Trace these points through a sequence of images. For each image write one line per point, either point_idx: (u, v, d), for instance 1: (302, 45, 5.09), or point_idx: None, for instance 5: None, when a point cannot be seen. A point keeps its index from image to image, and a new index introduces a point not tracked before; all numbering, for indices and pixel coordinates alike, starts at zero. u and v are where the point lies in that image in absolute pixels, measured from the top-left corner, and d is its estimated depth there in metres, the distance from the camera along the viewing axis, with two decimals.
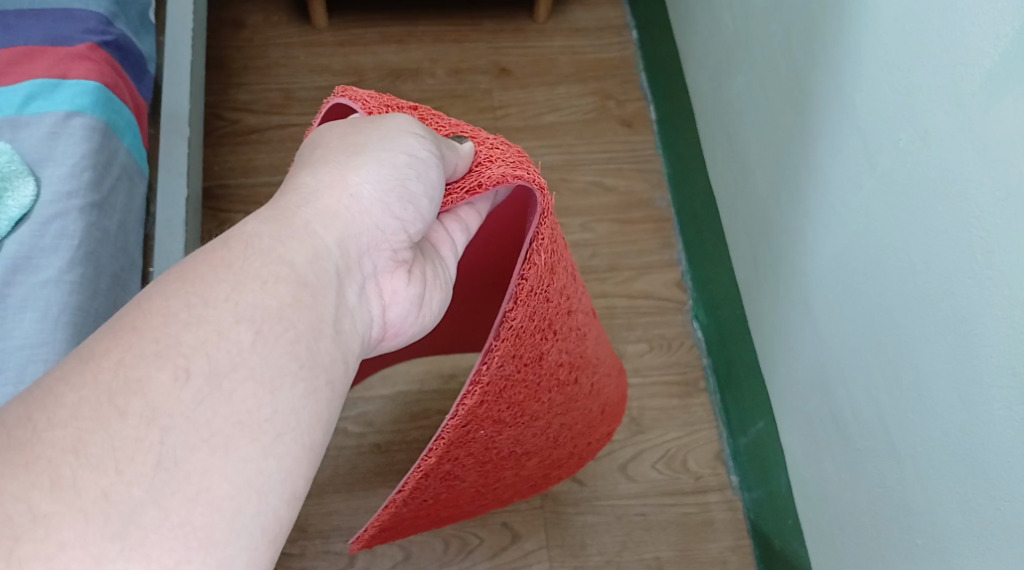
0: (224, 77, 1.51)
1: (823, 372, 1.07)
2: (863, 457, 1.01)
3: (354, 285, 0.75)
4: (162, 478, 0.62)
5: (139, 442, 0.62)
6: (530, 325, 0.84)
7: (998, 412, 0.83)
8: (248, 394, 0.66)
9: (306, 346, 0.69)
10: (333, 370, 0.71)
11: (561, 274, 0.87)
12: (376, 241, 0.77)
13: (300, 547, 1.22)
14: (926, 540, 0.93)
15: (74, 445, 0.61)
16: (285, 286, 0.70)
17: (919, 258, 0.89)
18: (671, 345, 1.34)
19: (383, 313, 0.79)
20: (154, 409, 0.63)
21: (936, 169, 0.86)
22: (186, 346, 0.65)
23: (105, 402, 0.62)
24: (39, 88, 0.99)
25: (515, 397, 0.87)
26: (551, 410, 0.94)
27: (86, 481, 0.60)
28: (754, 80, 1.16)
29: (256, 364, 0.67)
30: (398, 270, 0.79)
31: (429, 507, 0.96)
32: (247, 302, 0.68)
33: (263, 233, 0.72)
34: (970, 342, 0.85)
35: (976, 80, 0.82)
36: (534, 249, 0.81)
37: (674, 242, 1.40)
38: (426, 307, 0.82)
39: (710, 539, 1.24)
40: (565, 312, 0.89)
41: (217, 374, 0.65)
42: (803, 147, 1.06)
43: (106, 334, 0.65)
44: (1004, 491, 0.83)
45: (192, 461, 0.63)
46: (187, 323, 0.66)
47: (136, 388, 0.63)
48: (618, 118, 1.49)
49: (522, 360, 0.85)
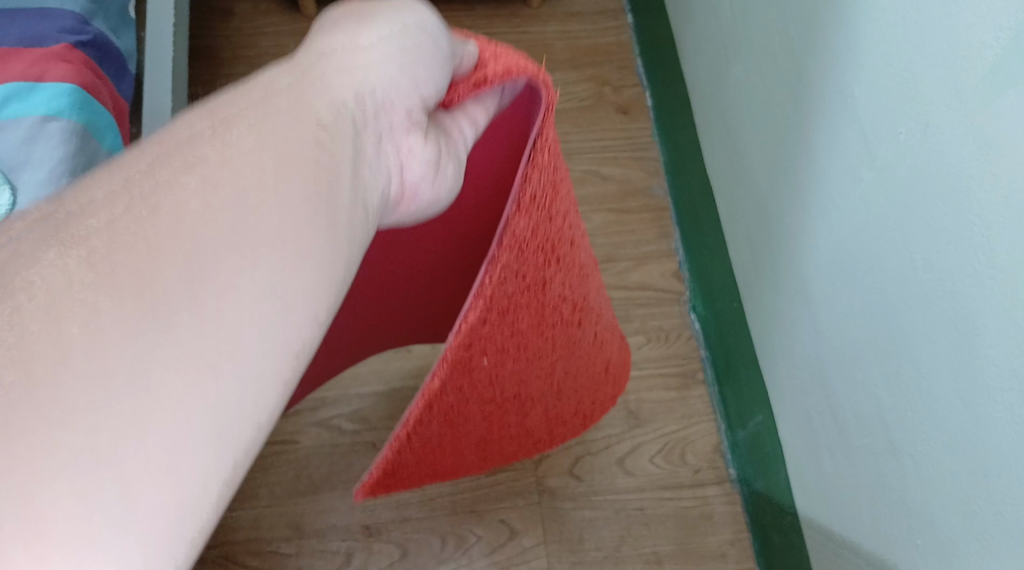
0: (213, 68, 1.48)
1: (824, 368, 1.05)
2: (864, 456, 1.00)
3: (369, 140, 0.70)
4: (196, 275, 0.58)
5: (173, 239, 0.58)
6: (533, 239, 0.80)
7: (1000, 414, 0.81)
8: (274, 214, 0.62)
9: (326, 186, 0.65)
10: (353, 218, 0.66)
11: (564, 195, 0.84)
12: (392, 92, 0.71)
13: (296, 547, 1.21)
14: (926, 541, 0.91)
15: (105, 237, 0.57)
16: (306, 127, 0.65)
17: (919, 255, 0.87)
18: (669, 336, 1.32)
19: (401, 173, 0.72)
20: (185, 210, 0.59)
21: (938, 166, 0.84)
22: (213, 159, 0.61)
23: (136, 197, 0.58)
24: (14, 90, 0.96)
25: (519, 322, 0.84)
26: (555, 348, 0.91)
27: (119, 273, 0.56)
28: (752, 70, 1.14)
29: (279, 192, 0.62)
30: (414, 130, 0.72)
31: (433, 453, 0.92)
32: (270, 132, 0.64)
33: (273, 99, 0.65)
34: (971, 342, 0.83)
35: (978, 74, 0.79)
36: (537, 148, 0.78)
37: (671, 232, 1.38)
38: (444, 177, 0.75)
39: (710, 533, 1.22)
40: (569, 241, 0.86)
41: (245, 189, 0.61)
42: (802, 140, 1.04)
43: (122, 190, 0.58)
44: (1005, 494, 0.82)
45: (224, 263, 0.59)
46: (211, 140, 0.62)
47: (166, 189, 0.59)
48: (613, 104, 1.47)
49: (525, 280, 0.82)
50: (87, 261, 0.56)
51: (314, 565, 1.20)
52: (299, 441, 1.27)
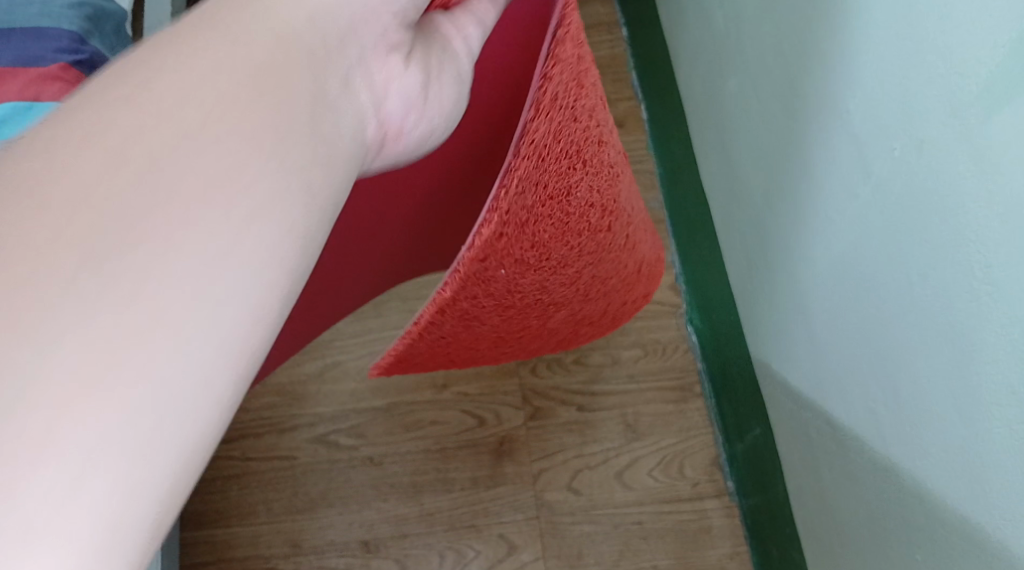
0: None
1: (821, 382, 1.05)
2: (862, 469, 1.00)
3: (339, 71, 0.70)
4: (136, 211, 0.60)
5: (111, 175, 0.60)
6: (554, 145, 0.77)
7: (997, 431, 0.81)
8: (222, 144, 0.63)
9: (286, 111, 0.66)
10: (333, 144, 0.69)
11: (590, 92, 0.80)
12: (360, 18, 0.72)
13: (295, 564, 1.22)
14: (926, 555, 0.91)
15: (52, 180, 0.59)
16: (259, 48, 0.66)
17: (917, 270, 0.87)
18: (665, 349, 1.33)
19: (381, 107, 0.75)
20: (126, 145, 0.61)
21: (934, 182, 0.84)
22: (157, 91, 0.63)
23: (83, 137, 0.61)
24: (11, 112, 0.96)
25: (540, 229, 0.82)
26: (582, 259, 0.88)
27: (61, 212, 0.59)
28: (747, 83, 1.14)
29: (232, 111, 0.64)
30: (392, 58, 0.75)
31: (449, 344, 0.93)
32: (216, 57, 0.65)
33: (210, 40, 0.65)
34: (969, 358, 0.83)
35: (975, 90, 0.79)
36: (557, 45, 0.74)
37: (667, 244, 1.38)
38: (432, 101, 0.79)
39: (709, 547, 1.22)
40: (597, 141, 0.81)
41: (185, 118, 0.62)
42: (798, 152, 1.04)
43: (71, 133, 0.61)
44: (1004, 511, 0.81)
45: (160, 193, 0.61)
46: (159, 72, 0.63)
47: (111, 128, 0.61)
48: (609, 117, 1.47)
49: (545, 190, 0.79)
50: (34, 201, 0.59)
51: None
52: (297, 457, 1.27)
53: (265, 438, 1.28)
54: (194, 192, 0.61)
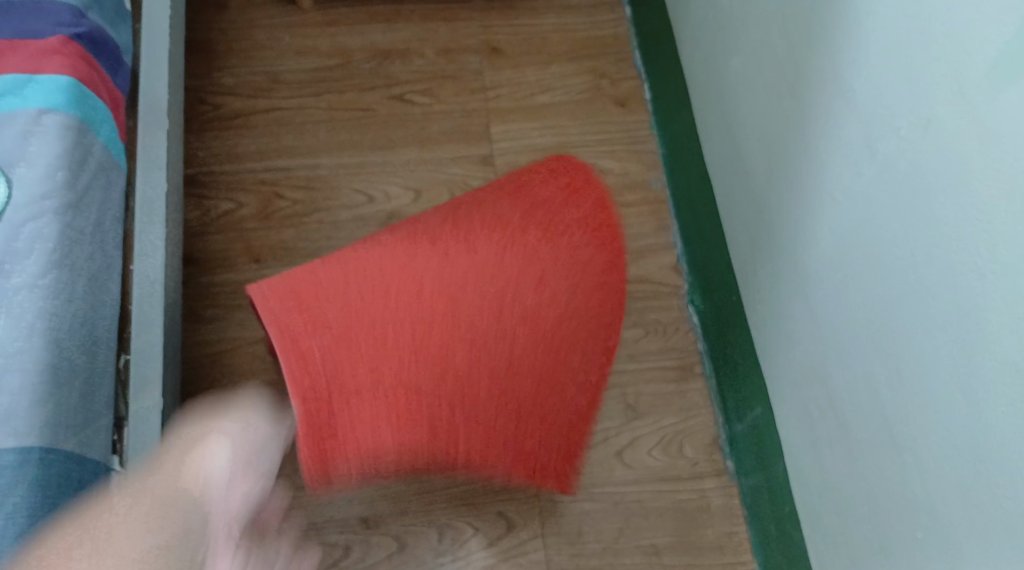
0: (208, 60, 1.46)
1: (823, 361, 1.05)
2: (863, 448, 1.00)
3: (210, 507, 0.88)
4: (135, 530, 0.82)
5: (129, 511, 0.83)
6: (413, 399, 1.07)
7: (1001, 409, 0.81)
8: (152, 527, 0.83)
9: (171, 531, 0.83)
10: (184, 554, 0.83)
11: (376, 317, 1.08)
12: (230, 485, 0.92)
13: (294, 539, 1.22)
14: (926, 533, 0.92)
15: (101, 530, 0.82)
16: (166, 528, 0.83)
17: (921, 249, 0.87)
18: (666, 329, 1.32)
19: (206, 490, 0.88)
20: (145, 512, 0.84)
21: (938, 160, 0.85)
22: (109, 533, 0.82)
23: (114, 525, 0.82)
24: (10, 85, 0.97)
25: (487, 434, 1.09)
26: (514, 324, 1.11)
27: (118, 534, 0.81)
28: (750, 62, 1.14)
29: (145, 529, 0.82)
30: (228, 480, 0.92)
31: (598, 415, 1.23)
32: (175, 496, 0.86)
33: (166, 465, 0.90)
34: (973, 336, 0.83)
35: (980, 68, 0.80)
36: (335, 381, 1.06)
37: (669, 225, 1.38)
38: (237, 488, 0.93)
39: (708, 525, 1.23)
40: (433, 319, 1.09)
41: (138, 533, 0.82)
42: (802, 132, 1.04)
43: (78, 533, 0.82)
44: (1006, 488, 0.82)
45: (117, 534, 0.81)
46: (122, 517, 0.83)
47: (167, 495, 0.86)
48: (612, 97, 1.45)
49: (454, 420, 1.08)
50: (105, 538, 0.81)
51: None
52: None
53: None
54: (136, 532, 0.82)
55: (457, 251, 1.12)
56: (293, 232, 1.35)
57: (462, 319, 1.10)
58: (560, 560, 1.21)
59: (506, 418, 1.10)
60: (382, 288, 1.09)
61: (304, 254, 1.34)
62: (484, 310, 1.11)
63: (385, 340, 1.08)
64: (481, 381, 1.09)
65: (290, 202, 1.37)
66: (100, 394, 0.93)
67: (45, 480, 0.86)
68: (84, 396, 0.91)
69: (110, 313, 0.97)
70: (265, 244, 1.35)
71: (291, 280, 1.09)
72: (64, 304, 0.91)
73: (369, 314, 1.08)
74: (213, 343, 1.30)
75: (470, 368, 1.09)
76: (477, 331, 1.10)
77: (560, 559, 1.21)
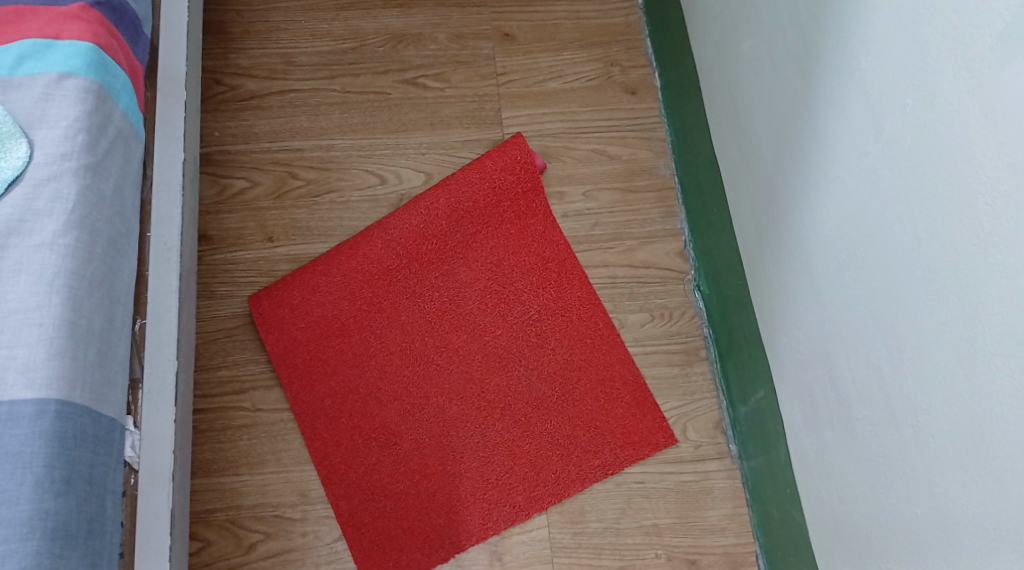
0: (223, 40, 1.47)
1: (825, 338, 1.07)
2: (863, 427, 1.02)
3: None
4: None
5: None
6: (396, 486, 1.26)
7: (1001, 381, 0.83)
8: None
9: None
10: None
11: (355, 475, 1.27)
12: None
13: (303, 513, 1.24)
14: (924, 509, 0.93)
15: None
16: None
17: (924, 225, 0.90)
18: (672, 314, 1.34)
19: None
20: None
21: (944, 135, 0.87)
22: None
23: None
24: (31, 48, 0.98)
25: (452, 492, 1.26)
26: (478, 457, 1.28)
27: None
28: (761, 45, 1.16)
29: None
30: None
31: (585, 416, 1.29)
32: None
33: None
34: (975, 312, 0.85)
35: (988, 43, 0.82)
36: (335, 478, 1.26)
37: (675, 211, 1.39)
38: None
39: (709, 507, 1.25)
40: (399, 490, 1.26)
41: None
42: (810, 114, 1.06)
43: None
44: (1005, 461, 0.83)
45: None
46: None
47: None
48: (623, 85, 1.46)
49: (437, 516, 1.25)
50: None
51: (320, 530, 1.24)
52: (302, 410, 1.29)
53: (274, 391, 1.30)
54: None
55: (433, 286, 1.35)
56: (305, 212, 1.38)
57: (444, 355, 1.32)
58: (562, 538, 1.24)
59: (490, 430, 1.29)
60: (371, 329, 1.33)
61: (315, 233, 1.37)
62: (464, 344, 1.32)
63: (379, 381, 1.31)
64: (467, 408, 1.30)
65: (303, 182, 1.39)
66: (116, 353, 0.95)
67: (63, 432, 0.88)
68: (101, 354, 0.93)
69: (127, 275, 0.99)
70: (278, 222, 1.37)
71: (298, 324, 1.33)
72: (81, 264, 0.93)
73: (365, 358, 1.32)
74: (225, 320, 1.33)
75: (453, 402, 1.30)
76: (459, 366, 1.31)
77: (562, 537, 1.24)
